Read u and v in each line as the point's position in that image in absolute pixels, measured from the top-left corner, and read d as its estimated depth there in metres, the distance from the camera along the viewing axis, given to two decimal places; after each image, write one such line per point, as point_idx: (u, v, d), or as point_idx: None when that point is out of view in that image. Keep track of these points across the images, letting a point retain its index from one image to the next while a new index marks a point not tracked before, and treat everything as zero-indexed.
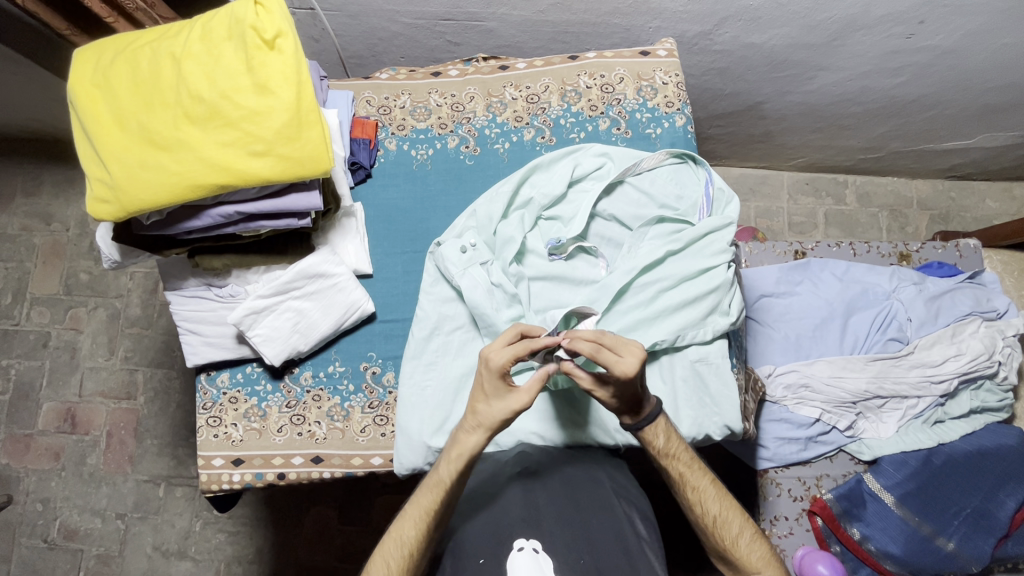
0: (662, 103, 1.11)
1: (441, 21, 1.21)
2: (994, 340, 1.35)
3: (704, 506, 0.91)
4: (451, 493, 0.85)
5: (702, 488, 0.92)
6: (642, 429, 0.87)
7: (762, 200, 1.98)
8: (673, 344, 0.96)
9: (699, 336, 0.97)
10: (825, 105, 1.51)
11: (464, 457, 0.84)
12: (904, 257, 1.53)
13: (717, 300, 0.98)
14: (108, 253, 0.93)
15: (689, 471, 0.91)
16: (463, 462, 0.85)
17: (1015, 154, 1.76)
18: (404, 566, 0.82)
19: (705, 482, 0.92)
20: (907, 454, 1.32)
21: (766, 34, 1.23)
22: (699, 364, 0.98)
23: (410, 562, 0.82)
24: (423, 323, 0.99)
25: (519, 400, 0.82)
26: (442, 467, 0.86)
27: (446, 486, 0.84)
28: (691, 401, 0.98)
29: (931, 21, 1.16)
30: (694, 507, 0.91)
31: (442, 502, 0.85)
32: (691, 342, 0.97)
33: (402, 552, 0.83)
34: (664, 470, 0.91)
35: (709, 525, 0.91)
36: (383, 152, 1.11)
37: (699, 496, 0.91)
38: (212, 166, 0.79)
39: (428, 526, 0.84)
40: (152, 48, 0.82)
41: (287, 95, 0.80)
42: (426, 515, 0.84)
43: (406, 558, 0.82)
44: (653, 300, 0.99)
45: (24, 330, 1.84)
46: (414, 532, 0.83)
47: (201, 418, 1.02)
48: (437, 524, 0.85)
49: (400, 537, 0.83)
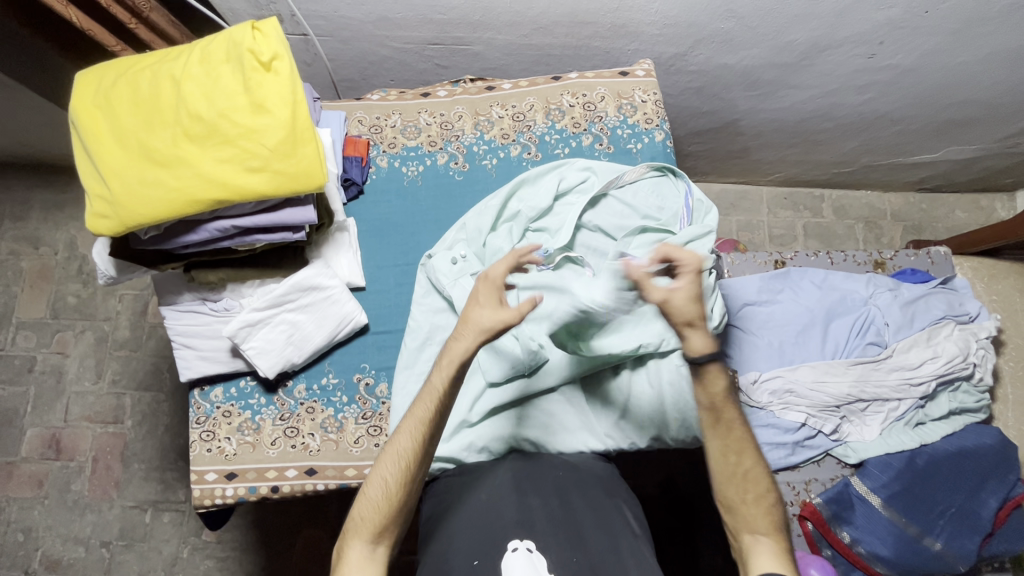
0: (641, 120, 1.16)
1: (429, 46, 1.27)
2: (967, 342, 1.40)
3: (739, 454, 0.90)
4: (444, 402, 0.84)
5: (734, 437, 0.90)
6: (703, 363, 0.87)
7: (743, 214, 2.06)
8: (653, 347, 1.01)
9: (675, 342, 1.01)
10: (798, 122, 1.58)
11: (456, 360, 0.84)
12: (879, 264, 1.59)
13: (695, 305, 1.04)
14: (103, 268, 0.91)
15: (732, 418, 0.89)
16: (453, 368, 0.84)
17: (980, 167, 1.86)
18: (401, 480, 0.83)
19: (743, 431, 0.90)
20: (891, 455, 1.35)
21: (739, 55, 1.29)
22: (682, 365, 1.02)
23: (406, 475, 0.83)
24: (416, 333, 1.02)
25: (503, 316, 0.83)
26: (434, 377, 0.85)
27: (435, 397, 0.84)
28: (678, 406, 1.01)
29: (890, 41, 1.24)
30: (728, 453, 0.90)
31: (434, 411, 0.84)
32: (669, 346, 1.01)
33: (399, 465, 0.83)
34: (708, 410, 0.90)
35: (736, 473, 0.90)
36: (374, 169, 1.14)
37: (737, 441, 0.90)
38: (211, 182, 0.81)
39: (424, 439, 0.84)
40: (152, 70, 0.85)
41: (282, 114, 0.84)
42: (420, 426, 0.84)
43: (401, 471, 0.83)
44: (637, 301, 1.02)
45: (9, 355, 1.83)
46: (410, 444, 0.84)
47: (194, 432, 1.01)
48: (432, 435, 0.85)
49: (396, 451, 0.84)
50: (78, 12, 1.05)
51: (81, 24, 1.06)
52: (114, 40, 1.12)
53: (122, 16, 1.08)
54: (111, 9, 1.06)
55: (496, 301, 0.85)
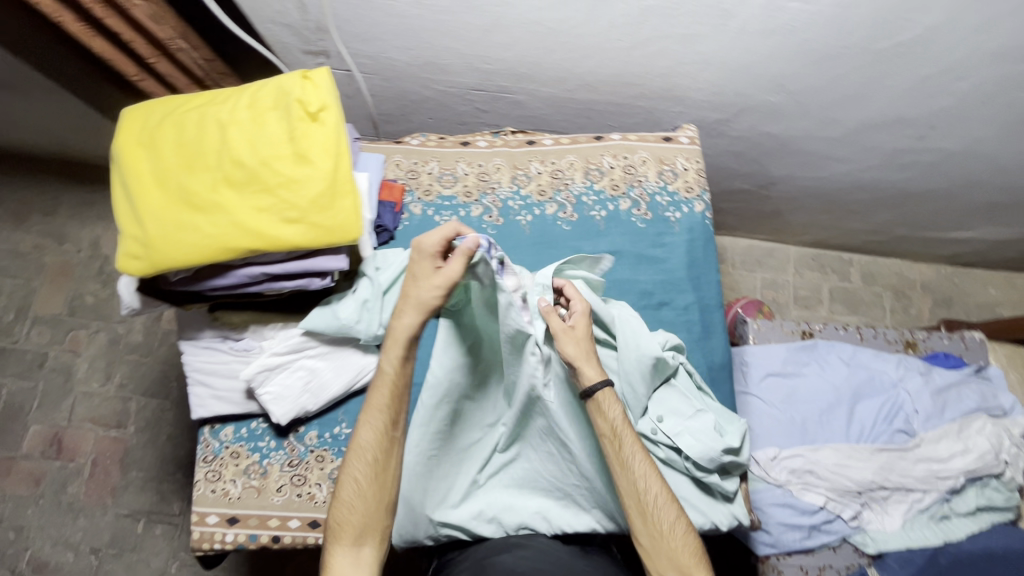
0: (682, 188, 1.13)
1: (471, 91, 1.27)
2: (1000, 439, 1.35)
3: (647, 482, 0.86)
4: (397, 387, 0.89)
5: (641, 464, 0.87)
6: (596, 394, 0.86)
7: (768, 272, 2.02)
8: (670, 445, 0.97)
9: (705, 449, 0.94)
10: (837, 191, 1.55)
11: (401, 340, 0.87)
12: (910, 344, 1.53)
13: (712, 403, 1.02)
14: (126, 301, 0.88)
15: (635, 440, 0.88)
16: (402, 350, 0.88)
17: (1017, 248, 1.81)
18: (373, 478, 0.89)
19: (644, 455, 0.87)
20: (913, 551, 1.29)
21: (783, 126, 1.27)
22: (723, 459, 0.95)
23: (377, 468, 0.89)
24: (432, 389, 0.96)
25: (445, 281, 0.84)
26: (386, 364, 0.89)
27: (391, 381, 0.89)
28: (699, 500, 0.99)
29: (941, 127, 1.21)
30: (638, 481, 0.86)
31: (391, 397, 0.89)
32: (691, 452, 0.94)
33: (367, 462, 0.88)
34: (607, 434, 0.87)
35: (649, 505, 0.85)
36: (407, 216, 1.12)
37: (640, 469, 0.87)
38: (247, 231, 0.80)
39: (386, 432, 0.89)
40: (198, 112, 0.83)
41: (324, 166, 0.83)
42: (382, 420, 0.89)
43: (370, 465, 0.88)
44: (654, 399, 1.00)
45: (21, 349, 1.83)
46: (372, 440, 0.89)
47: (200, 471, 0.99)
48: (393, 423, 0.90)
49: (360, 449, 0.89)
50: (101, 42, 1.09)
51: (101, 53, 1.09)
52: (134, 70, 1.16)
53: (145, 52, 1.11)
54: (134, 45, 1.09)
55: (430, 271, 0.86)
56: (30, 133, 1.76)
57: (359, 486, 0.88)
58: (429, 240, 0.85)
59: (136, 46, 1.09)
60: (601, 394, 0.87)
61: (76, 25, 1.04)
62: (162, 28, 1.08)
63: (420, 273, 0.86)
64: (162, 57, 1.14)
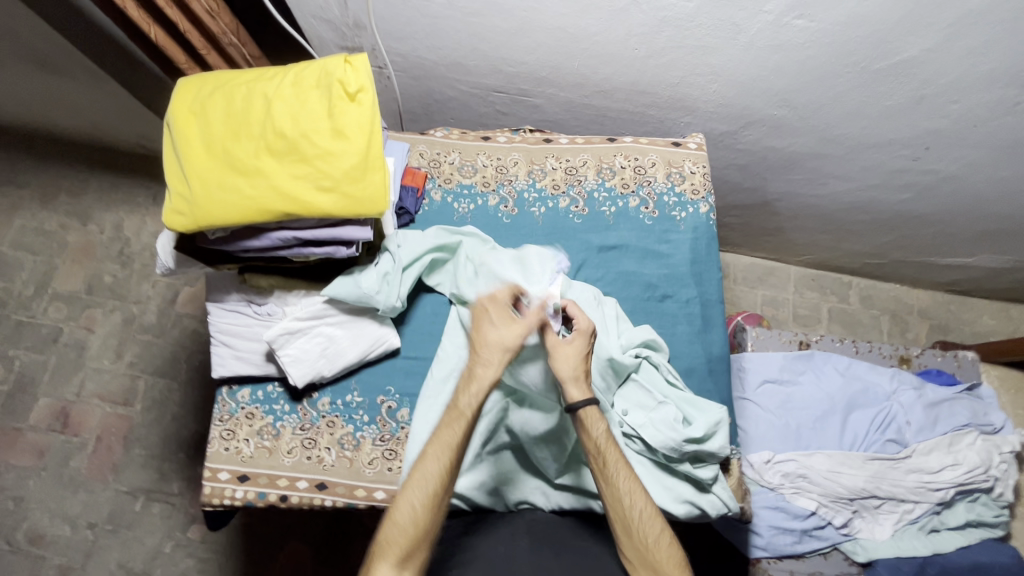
0: (688, 190, 1.20)
1: (493, 93, 1.34)
2: (990, 454, 1.38)
3: (632, 498, 0.87)
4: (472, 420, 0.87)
5: (625, 479, 0.88)
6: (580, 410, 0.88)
7: (769, 289, 2.07)
8: (635, 435, 1.02)
9: (665, 439, 0.98)
10: (836, 210, 1.62)
11: (484, 381, 0.88)
12: (905, 360, 1.58)
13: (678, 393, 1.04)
14: (163, 259, 0.97)
15: (620, 458, 0.89)
16: (479, 386, 0.88)
17: (1012, 277, 1.86)
18: (430, 500, 0.82)
19: (629, 472, 0.88)
20: (902, 560, 1.31)
21: (787, 140, 1.34)
22: (686, 447, 0.97)
23: (434, 500, 0.83)
24: (444, 364, 1.05)
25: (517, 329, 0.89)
26: (461, 399, 0.88)
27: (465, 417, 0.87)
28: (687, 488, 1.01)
29: (936, 148, 1.28)
30: (623, 498, 0.86)
31: (463, 431, 0.86)
32: (652, 442, 0.98)
33: (427, 489, 0.83)
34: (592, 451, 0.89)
35: (632, 519, 0.86)
36: (428, 201, 1.18)
37: (625, 485, 0.88)
38: (284, 195, 0.86)
39: (451, 463, 0.85)
40: (247, 87, 0.91)
41: (358, 141, 0.89)
42: (449, 450, 0.85)
43: (429, 495, 0.83)
44: (618, 395, 1.05)
45: (38, 323, 1.88)
46: (438, 468, 0.84)
47: (215, 429, 1.03)
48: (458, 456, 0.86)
49: (424, 475, 0.84)
50: (157, 31, 1.16)
51: (157, 40, 1.16)
52: (182, 59, 1.24)
53: (197, 43, 1.19)
54: (190, 36, 1.17)
55: (507, 317, 0.90)
56: (67, 116, 1.84)
57: (413, 514, 0.81)
58: (501, 289, 0.92)
59: (190, 36, 1.17)
60: (583, 412, 0.89)
61: (138, 12, 1.11)
62: (217, 24, 1.17)
63: (498, 322, 0.89)
64: (213, 50, 1.22)
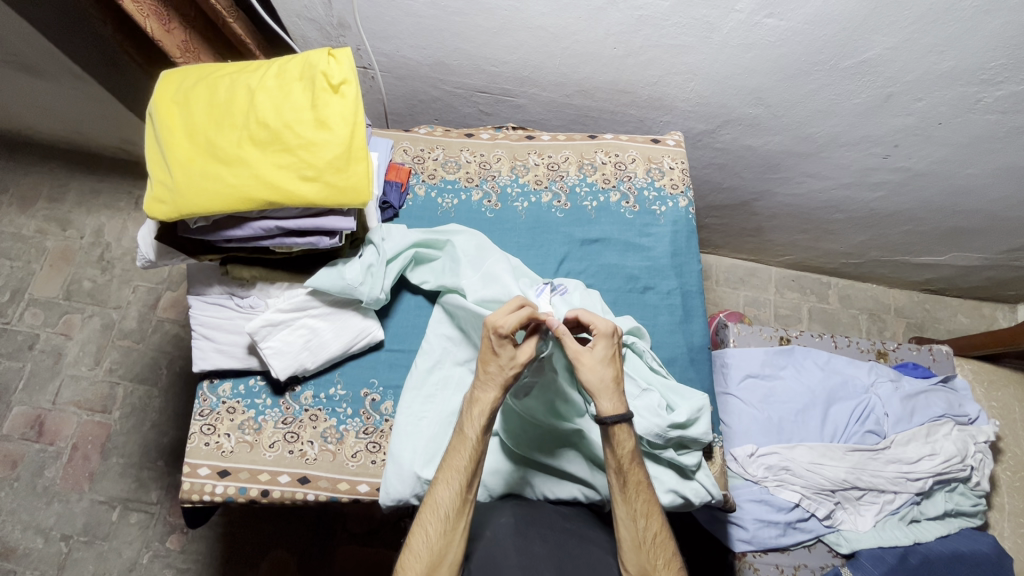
0: (668, 185, 1.23)
1: (477, 93, 1.37)
2: (965, 444, 1.41)
3: (647, 520, 0.87)
4: (477, 450, 0.88)
5: (643, 501, 0.88)
6: (608, 425, 0.86)
7: (751, 290, 2.11)
8: None
9: (650, 426, 0.97)
10: (812, 209, 1.66)
11: (484, 410, 0.88)
12: (881, 354, 1.62)
13: (660, 380, 1.05)
14: (144, 251, 0.98)
15: (643, 480, 0.88)
16: (485, 417, 0.88)
17: (983, 275, 1.92)
18: (443, 530, 0.84)
19: (648, 495, 0.88)
20: (885, 550, 1.32)
21: (761, 139, 1.38)
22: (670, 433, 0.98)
23: (446, 529, 0.84)
24: (427, 356, 1.05)
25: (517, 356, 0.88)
26: (466, 429, 0.88)
27: (471, 446, 0.87)
28: (670, 477, 1.02)
29: (904, 146, 1.32)
30: (638, 520, 0.86)
31: (469, 460, 0.87)
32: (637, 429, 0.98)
33: (438, 518, 0.84)
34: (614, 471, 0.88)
35: (645, 542, 0.86)
36: (411, 196, 1.20)
37: (643, 507, 0.87)
38: (267, 184, 0.87)
39: (462, 491, 0.86)
40: (231, 79, 0.92)
41: (342, 132, 0.90)
42: (457, 478, 0.86)
43: (441, 523, 0.84)
44: None
45: (13, 330, 1.84)
46: (449, 497, 0.85)
47: (195, 425, 1.02)
48: (468, 484, 0.86)
49: (434, 505, 0.85)
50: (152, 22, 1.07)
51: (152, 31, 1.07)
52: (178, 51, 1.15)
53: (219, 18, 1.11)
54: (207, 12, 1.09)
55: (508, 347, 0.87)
56: (47, 121, 1.83)
57: (427, 543, 0.83)
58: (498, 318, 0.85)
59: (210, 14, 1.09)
60: (612, 428, 0.86)
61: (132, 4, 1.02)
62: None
63: (501, 355, 0.87)
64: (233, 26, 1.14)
